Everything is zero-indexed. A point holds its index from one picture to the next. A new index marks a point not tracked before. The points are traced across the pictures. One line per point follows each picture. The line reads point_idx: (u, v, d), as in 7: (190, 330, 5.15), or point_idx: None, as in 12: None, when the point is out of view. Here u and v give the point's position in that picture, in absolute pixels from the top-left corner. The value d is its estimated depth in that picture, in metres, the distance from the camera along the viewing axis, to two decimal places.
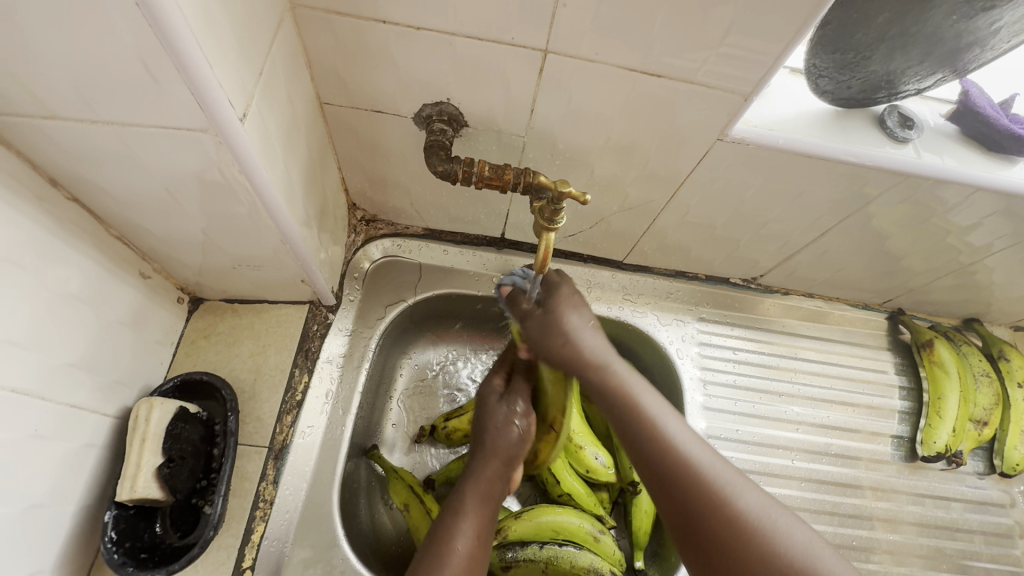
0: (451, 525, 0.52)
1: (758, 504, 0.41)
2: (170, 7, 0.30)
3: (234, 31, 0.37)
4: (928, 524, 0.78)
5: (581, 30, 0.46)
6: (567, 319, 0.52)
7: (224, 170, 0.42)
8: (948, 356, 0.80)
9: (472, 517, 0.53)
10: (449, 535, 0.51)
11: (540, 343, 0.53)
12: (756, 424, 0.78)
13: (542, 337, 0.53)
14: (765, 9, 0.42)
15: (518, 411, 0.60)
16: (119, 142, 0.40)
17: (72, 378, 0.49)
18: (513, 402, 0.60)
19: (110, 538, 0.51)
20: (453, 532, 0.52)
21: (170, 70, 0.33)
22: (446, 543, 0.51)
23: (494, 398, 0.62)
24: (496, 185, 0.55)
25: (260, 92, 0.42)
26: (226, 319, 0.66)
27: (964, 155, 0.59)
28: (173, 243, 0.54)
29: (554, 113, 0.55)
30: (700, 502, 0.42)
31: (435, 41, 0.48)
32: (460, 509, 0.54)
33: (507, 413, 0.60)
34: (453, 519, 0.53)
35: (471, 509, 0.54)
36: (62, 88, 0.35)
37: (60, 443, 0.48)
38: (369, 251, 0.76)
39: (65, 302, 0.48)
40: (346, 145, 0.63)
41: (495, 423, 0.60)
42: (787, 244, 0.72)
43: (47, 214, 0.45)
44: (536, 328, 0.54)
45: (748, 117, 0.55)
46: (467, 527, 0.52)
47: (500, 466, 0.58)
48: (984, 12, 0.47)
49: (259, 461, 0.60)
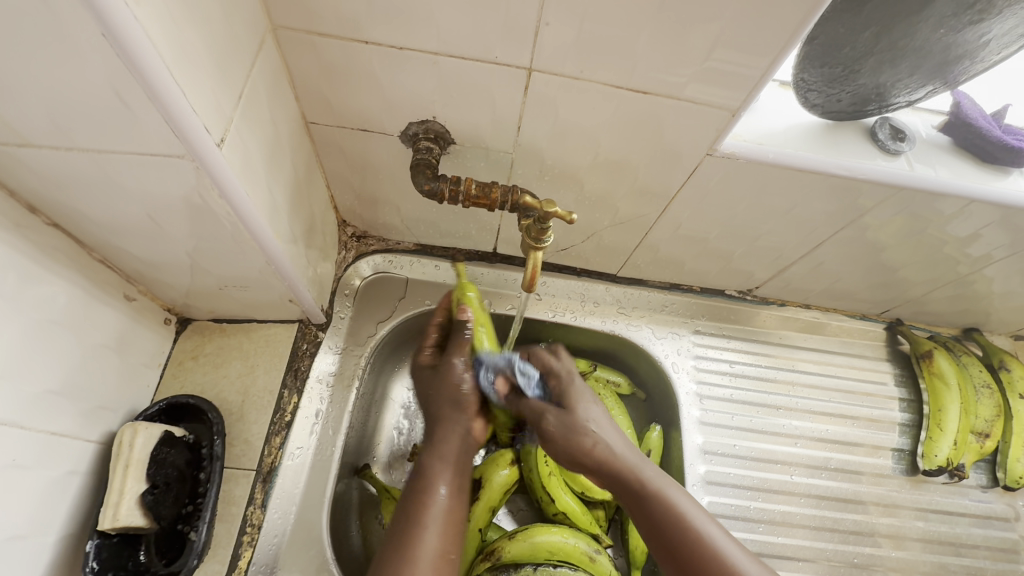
0: (426, 482, 0.52)
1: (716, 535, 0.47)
2: (137, 36, 0.30)
3: (209, 55, 0.36)
4: (933, 539, 0.77)
5: (565, 48, 0.45)
6: (586, 411, 0.57)
7: (204, 195, 0.42)
8: (947, 367, 0.79)
9: (442, 473, 0.53)
10: (427, 493, 0.51)
11: (569, 445, 0.55)
12: (753, 438, 0.77)
13: (567, 437, 0.55)
14: (749, 26, 0.42)
15: (464, 364, 0.56)
16: (96, 169, 0.39)
17: (52, 405, 0.48)
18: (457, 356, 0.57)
19: (92, 568, 0.50)
20: (429, 488, 0.51)
21: (142, 99, 0.33)
22: (424, 503, 0.50)
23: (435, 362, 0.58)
24: (483, 203, 0.55)
25: (239, 115, 0.42)
26: (214, 339, 0.66)
27: (958, 168, 0.58)
28: (158, 265, 0.53)
29: (541, 130, 0.54)
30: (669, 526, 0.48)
31: (418, 61, 0.48)
32: (428, 468, 0.53)
33: (450, 368, 0.56)
34: (419, 486, 0.52)
35: (441, 466, 0.53)
36: (36, 116, 0.35)
37: (40, 472, 0.47)
38: (360, 267, 0.75)
39: (47, 328, 0.47)
40: (334, 163, 0.62)
41: (443, 374, 0.57)
42: (783, 255, 0.71)
43: (26, 239, 0.44)
44: (559, 428, 0.56)
45: (738, 131, 0.55)
46: (444, 485, 0.52)
47: (456, 417, 0.55)
48: (972, 25, 0.47)
49: (246, 484, 0.59)
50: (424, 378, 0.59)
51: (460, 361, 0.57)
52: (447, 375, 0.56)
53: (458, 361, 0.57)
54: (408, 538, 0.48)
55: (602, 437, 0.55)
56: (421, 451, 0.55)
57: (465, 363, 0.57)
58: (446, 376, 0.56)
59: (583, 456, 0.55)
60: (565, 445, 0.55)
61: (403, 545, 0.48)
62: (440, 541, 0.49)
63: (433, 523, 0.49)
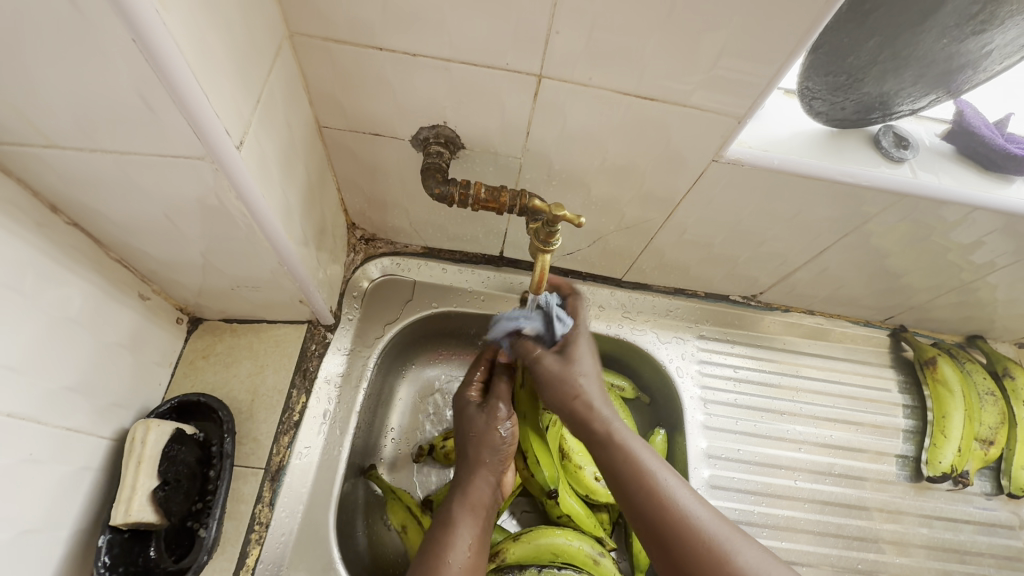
0: (452, 529, 0.55)
1: (674, 487, 0.49)
2: (165, 41, 0.31)
3: (231, 60, 0.38)
4: (937, 547, 0.77)
5: (574, 56, 0.46)
6: (582, 367, 0.58)
7: (221, 196, 0.43)
8: (951, 374, 0.79)
9: (467, 524, 0.56)
10: (452, 539, 0.54)
11: (556, 392, 0.58)
12: (757, 443, 0.77)
13: (555, 385, 0.58)
14: (755, 34, 0.43)
15: (502, 417, 0.62)
16: (119, 171, 0.41)
17: (68, 401, 0.49)
18: (497, 409, 0.63)
19: (103, 563, 0.50)
20: (455, 538, 0.54)
21: (167, 102, 0.34)
22: (448, 550, 0.53)
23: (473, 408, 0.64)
24: (492, 207, 0.56)
25: (257, 118, 0.43)
26: (225, 339, 0.66)
27: (961, 175, 0.59)
28: (172, 265, 0.54)
29: (549, 136, 0.55)
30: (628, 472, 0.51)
31: (431, 68, 0.49)
32: (456, 517, 0.56)
33: (488, 420, 0.62)
34: (447, 530, 0.55)
35: (467, 515, 0.57)
36: (64, 119, 0.36)
37: (55, 467, 0.48)
38: (368, 270, 0.76)
39: (64, 325, 0.48)
40: (346, 166, 0.63)
41: (483, 421, 0.62)
42: (787, 262, 0.72)
43: (47, 239, 0.45)
44: (550, 374, 0.59)
45: (743, 137, 0.56)
46: (469, 534, 0.55)
47: (487, 467, 0.60)
48: (975, 36, 0.47)
49: (255, 483, 0.60)
50: (464, 426, 0.64)
51: (498, 411, 0.63)
52: (485, 429, 0.62)
53: (493, 412, 0.63)
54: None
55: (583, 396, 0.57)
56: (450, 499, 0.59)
57: (506, 414, 0.63)
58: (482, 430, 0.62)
59: (560, 401, 0.58)
60: (550, 388, 0.59)
61: None
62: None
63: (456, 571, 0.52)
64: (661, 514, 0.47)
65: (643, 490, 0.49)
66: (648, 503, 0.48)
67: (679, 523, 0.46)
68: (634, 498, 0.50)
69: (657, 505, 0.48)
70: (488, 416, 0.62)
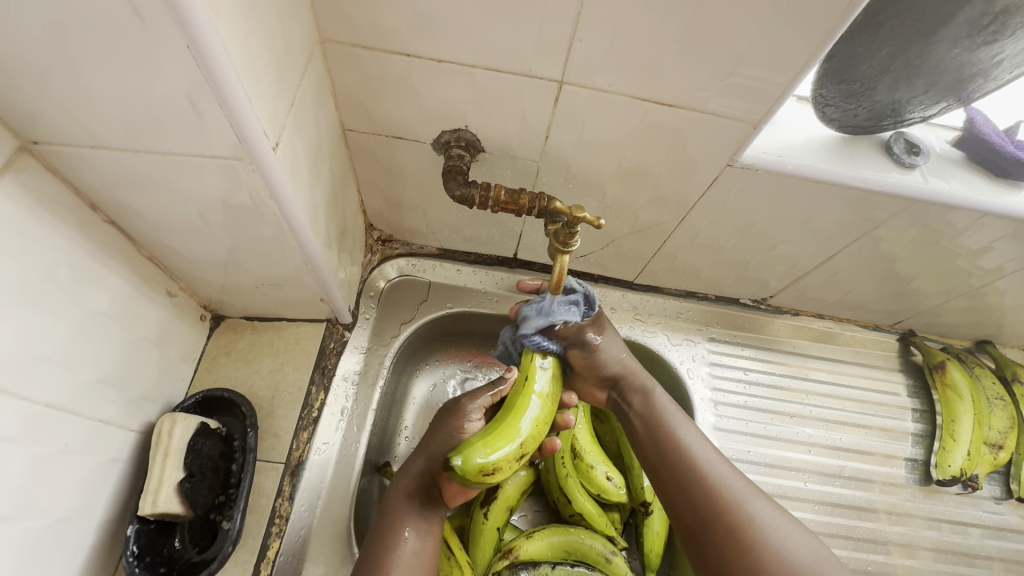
0: (393, 520, 0.55)
1: (693, 438, 0.56)
2: (216, 48, 0.32)
3: (270, 65, 0.39)
4: (945, 549, 0.78)
5: (596, 62, 0.48)
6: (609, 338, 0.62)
7: (254, 195, 0.45)
8: (960, 378, 0.80)
9: (408, 515, 0.55)
10: (393, 531, 0.54)
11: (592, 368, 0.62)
12: (767, 445, 0.78)
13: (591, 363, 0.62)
14: (773, 43, 0.44)
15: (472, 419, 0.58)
16: (159, 171, 0.42)
17: (100, 394, 0.51)
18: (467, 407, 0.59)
19: (131, 552, 0.52)
20: (396, 530, 0.54)
21: (213, 105, 0.36)
22: (390, 543, 0.53)
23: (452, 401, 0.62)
24: (511, 209, 0.57)
25: (291, 121, 0.44)
26: (246, 336, 0.68)
27: (971, 181, 0.60)
28: (200, 263, 0.56)
29: (568, 140, 0.57)
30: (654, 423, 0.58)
31: (455, 74, 0.51)
32: (394, 509, 0.56)
33: (458, 416, 0.58)
34: (387, 517, 0.55)
35: (404, 506, 0.56)
36: (112, 121, 0.38)
37: (86, 458, 0.49)
38: (385, 270, 0.77)
39: (98, 320, 0.50)
40: (366, 168, 0.65)
41: (451, 413, 0.59)
42: (798, 265, 0.73)
43: (86, 236, 0.47)
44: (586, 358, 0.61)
45: (758, 143, 0.57)
46: (409, 526, 0.54)
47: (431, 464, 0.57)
48: (986, 46, 0.49)
49: (276, 477, 0.61)
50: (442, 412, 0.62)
51: (468, 410, 0.59)
52: (451, 427, 0.58)
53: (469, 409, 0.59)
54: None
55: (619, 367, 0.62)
56: (404, 482, 0.58)
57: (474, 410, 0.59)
58: (448, 427, 0.58)
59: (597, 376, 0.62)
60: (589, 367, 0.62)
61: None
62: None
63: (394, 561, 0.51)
64: (681, 463, 0.54)
65: (665, 438, 0.56)
66: (671, 453, 0.55)
67: (695, 470, 0.53)
68: (661, 446, 0.56)
69: (678, 455, 0.54)
70: (456, 411, 0.59)
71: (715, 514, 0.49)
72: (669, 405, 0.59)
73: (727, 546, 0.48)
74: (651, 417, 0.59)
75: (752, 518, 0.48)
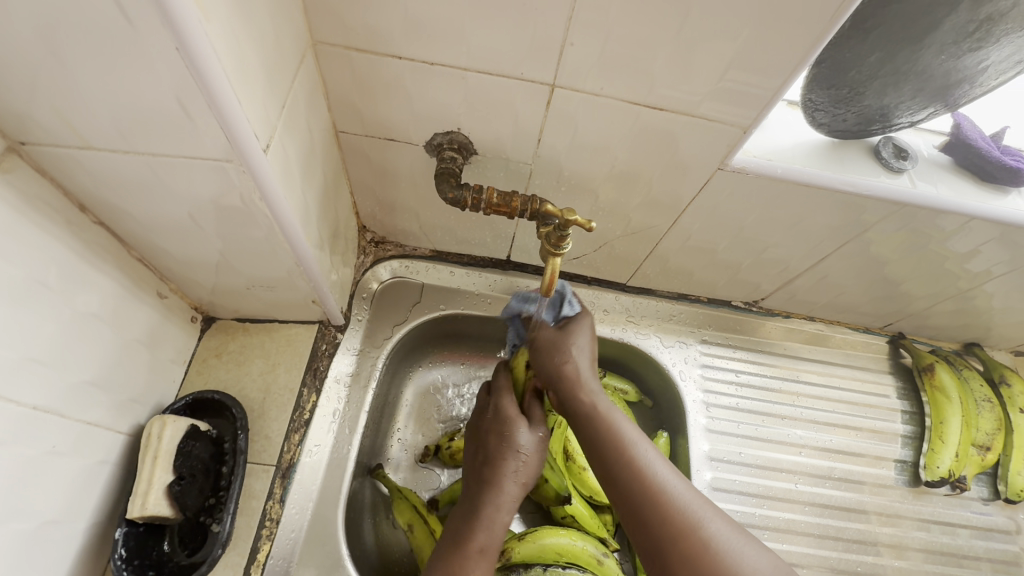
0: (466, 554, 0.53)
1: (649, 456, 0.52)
2: (204, 50, 0.32)
3: (261, 66, 0.39)
4: (934, 550, 0.78)
5: (588, 66, 0.48)
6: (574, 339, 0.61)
7: (245, 196, 0.44)
8: (948, 381, 0.80)
9: (483, 547, 0.54)
10: (467, 566, 0.52)
11: (549, 363, 0.61)
12: (758, 447, 0.79)
13: (550, 355, 0.61)
14: (763, 48, 0.45)
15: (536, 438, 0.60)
16: (150, 172, 0.42)
17: (88, 396, 0.50)
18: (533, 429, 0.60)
19: (119, 556, 0.52)
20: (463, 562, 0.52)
21: (202, 106, 0.35)
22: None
23: (505, 419, 0.61)
24: (503, 211, 0.57)
25: (282, 122, 0.44)
26: (237, 338, 0.68)
27: (958, 186, 0.61)
28: (192, 264, 0.55)
29: (560, 143, 0.57)
30: (607, 441, 0.54)
31: (448, 76, 0.51)
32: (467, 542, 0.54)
33: (506, 441, 0.59)
34: (461, 551, 0.53)
35: (480, 537, 0.54)
36: (102, 121, 0.37)
37: (74, 460, 0.49)
38: (378, 272, 0.77)
39: (87, 321, 0.49)
40: (359, 170, 0.65)
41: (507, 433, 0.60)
42: (788, 268, 0.73)
43: (75, 237, 0.47)
44: (547, 345, 0.62)
45: (748, 147, 0.57)
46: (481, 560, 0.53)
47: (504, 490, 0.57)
48: (972, 52, 0.49)
49: (266, 479, 0.61)
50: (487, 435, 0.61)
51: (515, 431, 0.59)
52: (510, 445, 0.59)
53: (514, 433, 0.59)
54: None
55: (574, 363, 0.59)
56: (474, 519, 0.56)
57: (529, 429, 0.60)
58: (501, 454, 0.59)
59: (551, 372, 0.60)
60: (547, 358, 0.61)
61: None
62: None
63: None
64: (635, 482, 0.50)
65: (620, 457, 0.52)
66: (624, 473, 0.51)
67: (651, 491, 0.49)
68: (613, 466, 0.52)
69: (632, 475, 0.51)
70: (512, 431, 0.59)
71: (673, 538, 0.46)
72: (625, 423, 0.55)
73: (683, 572, 0.44)
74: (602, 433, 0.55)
75: (710, 541, 0.45)
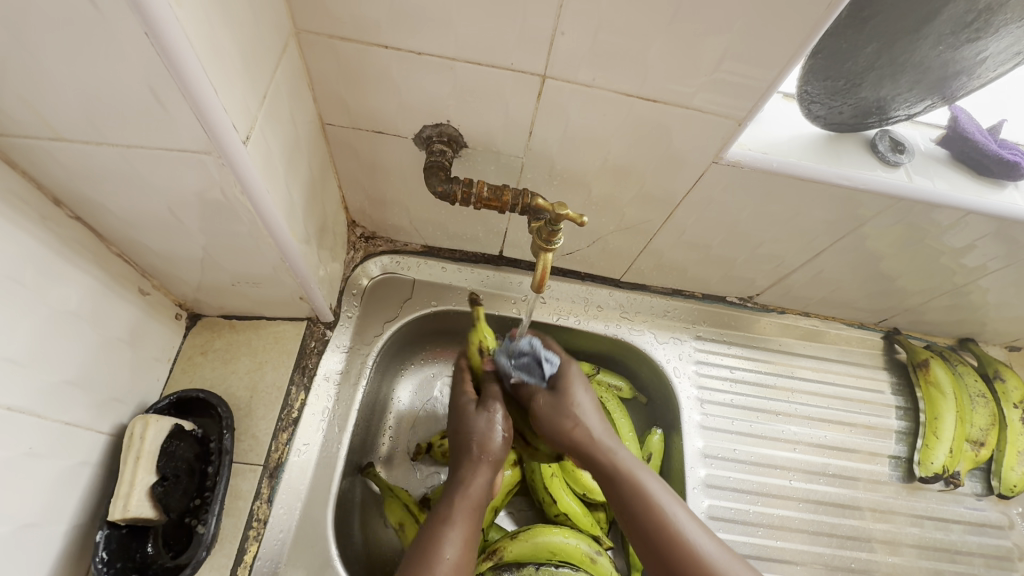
0: (439, 539, 0.50)
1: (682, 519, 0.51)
2: (176, 37, 0.31)
3: (239, 55, 0.38)
4: (928, 546, 0.78)
5: (578, 56, 0.47)
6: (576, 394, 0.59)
7: (226, 191, 0.43)
8: (943, 376, 0.80)
9: (458, 525, 0.51)
10: (437, 549, 0.49)
11: (551, 424, 0.57)
12: (753, 444, 0.78)
13: (553, 416, 0.58)
14: (757, 38, 0.44)
15: (497, 418, 0.58)
16: (125, 165, 0.41)
17: (66, 396, 0.49)
18: (490, 408, 0.58)
19: (100, 559, 0.50)
20: (438, 546, 0.50)
21: (176, 96, 0.34)
22: (435, 564, 0.48)
23: (470, 406, 0.60)
24: (494, 206, 0.56)
25: (263, 114, 0.43)
26: (223, 336, 0.66)
27: (955, 180, 0.60)
28: (174, 260, 0.54)
29: (551, 136, 0.56)
30: (635, 505, 0.52)
31: (435, 67, 0.49)
32: (448, 522, 0.52)
33: (488, 420, 0.57)
34: (436, 538, 0.50)
35: (456, 518, 0.52)
36: (73, 112, 0.36)
37: (53, 462, 0.48)
38: (368, 268, 0.76)
39: (64, 319, 0.48)
40: (347, 164, 0.63)
41: (475, 419, 0.58)
42: (783, 264, 0.72)
43: (50, 233, 0.45)
44: (547, 407, 0.58)
45: (742, 140, 0.56)
46: (455, 538, 0.50)
47: (477, 472, 0.55)
48: (970, 43, 0.48)
49: (253, 479, 0.60)
50: (458, 425, 0.59)
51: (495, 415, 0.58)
52: (483, 427, 0.57)
53: (488, 412, 0.58)
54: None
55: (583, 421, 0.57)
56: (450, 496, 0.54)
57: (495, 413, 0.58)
58: (486, 437, 0.56)
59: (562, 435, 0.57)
60: (547, 422, 0.57)
61: None
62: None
63: None
64: (677, 554, 0.49)
65: (653, 522, 0.51)
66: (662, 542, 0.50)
67: (691, 560, 0.48)
68: (644, 531, 0.51)
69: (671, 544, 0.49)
70: (478, 420, 0.58)
71: None
72: (652, 482, 0.54)
73: None
74: (629, 495, 0.53)
75: None
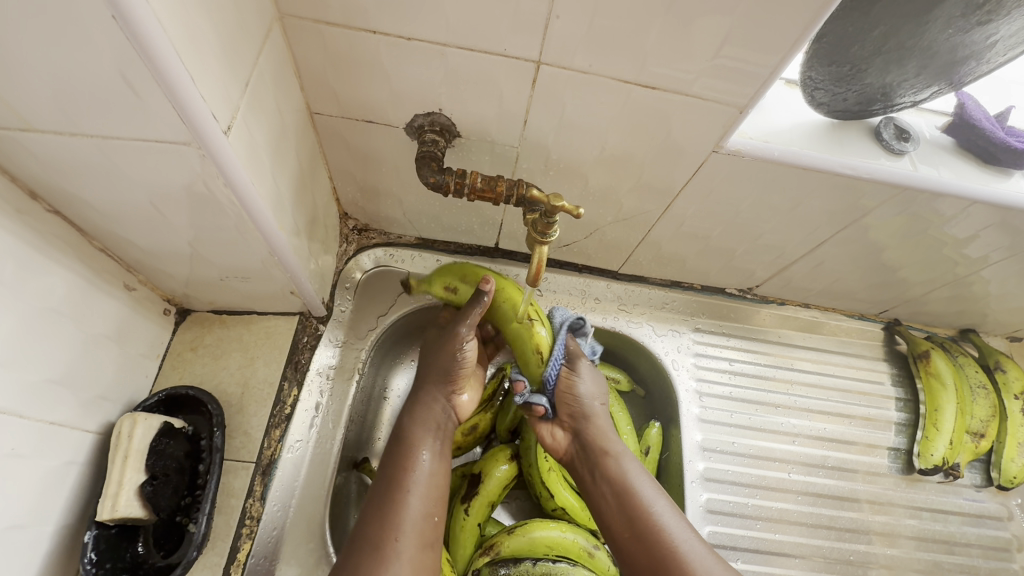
0: (409, 446, 0.55)
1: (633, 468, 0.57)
2: (148, 22, 0.29)
3: (217, 40, 0.36)
4: (926, 538, 0.78)
5: (573, 42, 0.45)
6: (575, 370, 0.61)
7: (209, 183, 0.41)
8: (944, 367, 0.79)
9: (427, 437, 0.56)
10: (411, 455, 0.54)
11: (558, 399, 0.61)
12: (752, 436, 0.77)
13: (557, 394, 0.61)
14: (759, 22, 0.42)
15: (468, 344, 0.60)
16: (101, 156, 0.39)
17: (51, 395, 0.48)
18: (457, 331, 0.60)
19: (89, 559, 0.50)
20: (412, 454, 0.55)
21: (150, 83, 0.32)
22: (406, 471, 0.53)
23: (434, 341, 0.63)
24: (488, 197, 0.55)
25: (246, 103, 0.41)
26: (214, 331, 0.65)
27: (960, 168, 0.59)
28: (159, 254, 0.53)
29: (546, 124, 0.54)
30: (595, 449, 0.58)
31: (425, 52, 0.48)
32: (416, 436, 0.56)
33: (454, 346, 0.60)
34: (405, 445, 0.55)
35: (422, 432, 0.57)
36: (42, 101, 0.34)
37: (38, 462, 0.47)
38: (362, 260, 0.75)
39: (45, 316, 0.46)
40: (338, 155, 0.62)
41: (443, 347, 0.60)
42: (784, 254, 0.71)
43: (28, 227, 0.44)
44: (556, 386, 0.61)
45: (743, 128, 0.55)
46: (427, 448, 0.56)
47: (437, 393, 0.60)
48: (980, 26, 0.46)
49: (245, 477, 0.59)
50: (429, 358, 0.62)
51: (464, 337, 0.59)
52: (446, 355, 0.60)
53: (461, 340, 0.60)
54: (392, 505, 0.50)
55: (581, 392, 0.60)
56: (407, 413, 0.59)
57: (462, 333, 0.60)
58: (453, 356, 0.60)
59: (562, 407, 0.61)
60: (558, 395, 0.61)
61: (385, 510, 0.50)
62: (423, 500, 0.52)
63: (416, 484, 0.53)
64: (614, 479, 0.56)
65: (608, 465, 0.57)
66: (642, 529, 0.52)
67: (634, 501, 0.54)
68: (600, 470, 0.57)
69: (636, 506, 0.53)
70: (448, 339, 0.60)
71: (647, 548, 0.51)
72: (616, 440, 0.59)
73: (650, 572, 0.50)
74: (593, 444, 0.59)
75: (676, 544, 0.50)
